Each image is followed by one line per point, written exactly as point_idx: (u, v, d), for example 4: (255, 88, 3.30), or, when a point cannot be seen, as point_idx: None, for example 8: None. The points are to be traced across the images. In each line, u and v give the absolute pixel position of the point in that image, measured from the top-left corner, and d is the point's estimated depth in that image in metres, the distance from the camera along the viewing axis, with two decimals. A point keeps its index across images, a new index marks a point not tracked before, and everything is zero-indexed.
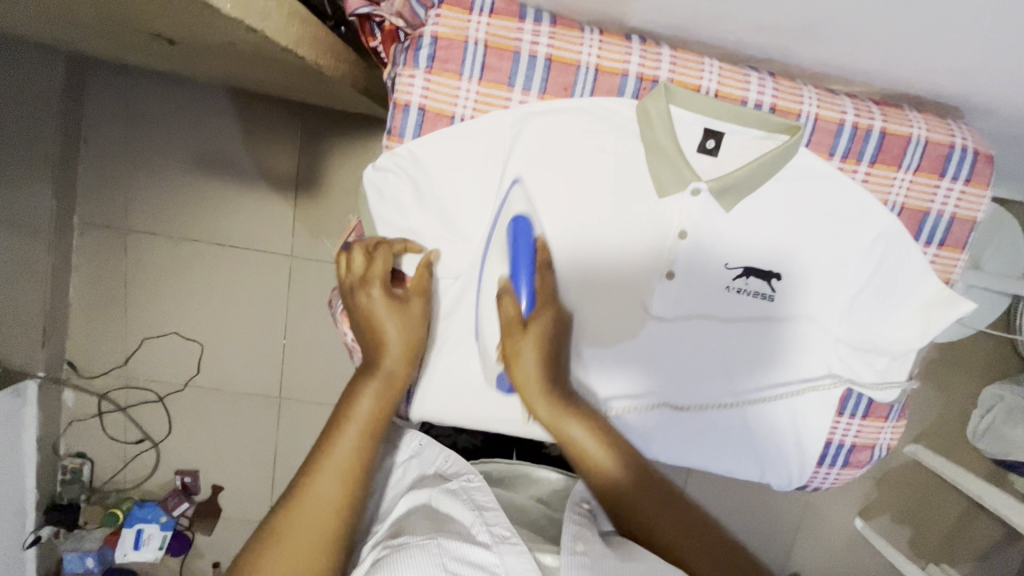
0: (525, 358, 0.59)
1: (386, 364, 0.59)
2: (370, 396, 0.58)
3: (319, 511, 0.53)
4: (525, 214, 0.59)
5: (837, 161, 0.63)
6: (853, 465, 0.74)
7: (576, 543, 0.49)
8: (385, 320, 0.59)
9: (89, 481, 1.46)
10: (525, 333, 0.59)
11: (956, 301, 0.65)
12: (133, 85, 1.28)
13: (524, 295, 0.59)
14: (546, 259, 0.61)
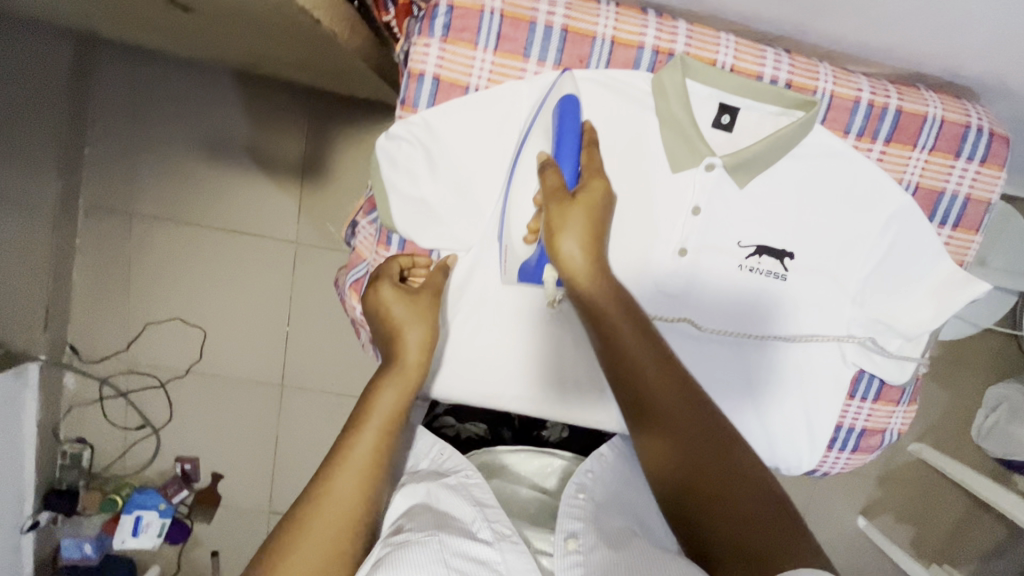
0: (571, 234, 0.55)
1: (406, 354, 0.55)
2: (391, 389, 0.54)
3: (335, 515, 0.48)
4: (574, 95, 0.57)
5: (852, 139, 0.63)
6: (864, 449, 0.74)
7: (569, 538, 0.48)
8: (401, 314, 0.56)
9: (88, 466, 1.45)
10: (576, 204, 0.55)
11: (968, 282, 0.65)
12: (143, 68, 1.29)
13: (567, 170, 0.56)
14: (592, 137, 0.58)
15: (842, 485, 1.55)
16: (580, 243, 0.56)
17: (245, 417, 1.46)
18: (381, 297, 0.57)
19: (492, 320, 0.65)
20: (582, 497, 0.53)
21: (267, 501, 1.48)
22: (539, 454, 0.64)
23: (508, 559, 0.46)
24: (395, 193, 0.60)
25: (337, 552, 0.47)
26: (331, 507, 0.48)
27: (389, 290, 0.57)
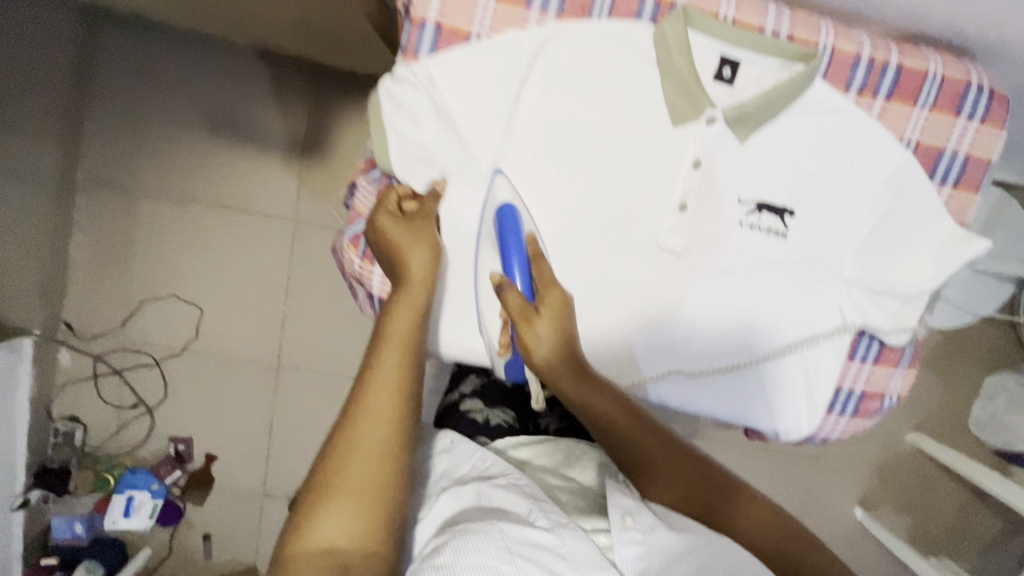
0: (546, 344, 0.58)
1: (413, 273, 0.57)
2: (404, 307, 0.55)
3: (374, 435, 0.49)
4: (510, 203, 0.59)
5: (853, 95, 0.63)
6: (863, 414, 0.73)
7: (627, 515, 0.50)
8: (405, 238, 0.58)
9: (81, 445, 1.43)
10: (540, 316, 0.58)
11: (967, 239, 0.65)
12: (147, 43, 1.29)
13: (522, 283, 0.59)
14: (537, 249, 0.60)
15: (841, 476, 1.54)
16: (556, 348, 0.58)
17: (240, 397, 1.44)
18: (379, 224, 0.59)
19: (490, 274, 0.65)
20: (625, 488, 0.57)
21: (261, 484, 1.46)
22: (563, 448, 0.68)
23: (567, 543, 0.47)
24: (396, 137, 0.60)
25: (382, 465, 0.48)
26: (369, 426, 0.49)
27: (386, 217, 0.59)
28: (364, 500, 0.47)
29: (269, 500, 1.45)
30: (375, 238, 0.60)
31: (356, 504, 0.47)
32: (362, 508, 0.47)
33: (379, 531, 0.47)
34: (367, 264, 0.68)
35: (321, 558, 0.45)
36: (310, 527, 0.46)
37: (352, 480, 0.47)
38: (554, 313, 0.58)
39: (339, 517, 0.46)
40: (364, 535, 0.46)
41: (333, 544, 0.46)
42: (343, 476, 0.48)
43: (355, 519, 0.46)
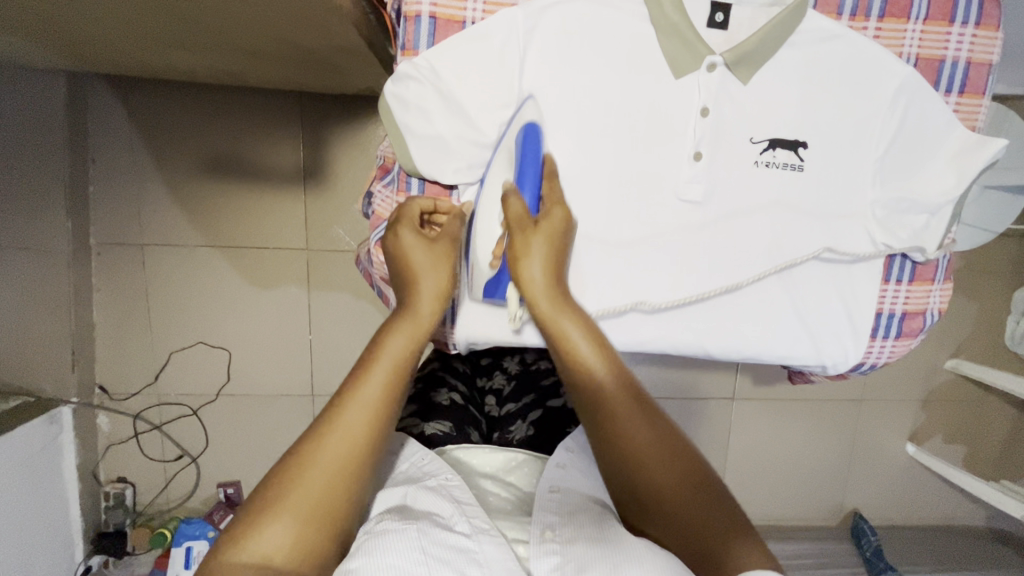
0: (536, 258, 0.60)
1: (420, 304, 0.60)
2: (401, 334, 0.59)
3: (339, 456, 0.54)
4: (536, 122, 0.60)
5: (846, 20, 0.63)
6: (908, 334, 0.72)
7: (546, 529, 0.58)
8: (420, 260, 0.60)
9: (133, 505, 1.45)
10: (536, 232, 0.60)
11: (984, 142, 0.65)
12: (138, 101, 1.31)
13: (528, 198, 0.60)
14: (553, 168, 0.62)
15: (884, 414, 1.53)
16: (544, 269, 0.60)
17: (280, 431, 1.46)
18: (400, 241, 0.60)
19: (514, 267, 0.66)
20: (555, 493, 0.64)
21: None
22: (503, 450, 0.79)
23: (484, 546, 0.56)
24: (411, 135, 0.61)
25: (339, 488, 0.54)
26: (336, 455, 0.54)
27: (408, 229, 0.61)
28: (306, 522, 0.51)
29: None
30: (391, 246, 0.61)
31: (303, 522, 0.51)
32: (307, 532, 0.51)
33: (313, 560, 0.51)
34: None
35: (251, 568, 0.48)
36: (250, 519, 0.51)
37: (307, 499, 0.52)
38: (548, 230, 0.60)
39: (283, 530, 0.50)
40: (290, 556, 0.50)
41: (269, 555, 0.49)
42: (298, 491, 0.52)
43: (296, 540, 0.50)
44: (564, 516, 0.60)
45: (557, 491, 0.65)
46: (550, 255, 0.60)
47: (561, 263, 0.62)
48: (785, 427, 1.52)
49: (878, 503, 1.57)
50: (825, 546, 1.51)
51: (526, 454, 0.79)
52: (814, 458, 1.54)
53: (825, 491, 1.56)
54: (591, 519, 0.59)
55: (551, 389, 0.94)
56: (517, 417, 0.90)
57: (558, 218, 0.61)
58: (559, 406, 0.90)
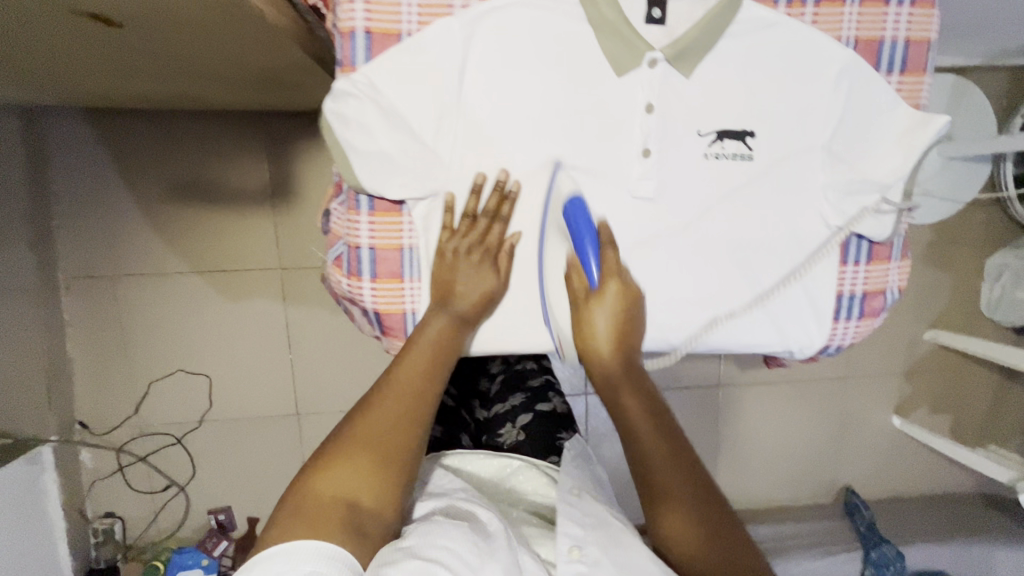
0: (600, 325, 0.64)
1: (465, 304, 0.64)
2: (438, 325, 0.63)
3: (389, 429, 0.60)
4: (577, 194, 0.62)
5: (783, 8, 0.63)
6: (870, 314, 0.73)
7: (573, 547, 0.59)
8: (480, 281, 0.64)
9: (123, 539, 1.43)
10: (600, 301, 0.63)
11: (929, 119, 0.65)
12: (93, 130, 1.28)
13: (592, 265, 0.62)
14: (610, 236, 0.63)
15: (869, 389, 1.55)
16: (607, 332, 0.64)
17: (267, 452, 1.45)
18: (477, 270, 0.64)
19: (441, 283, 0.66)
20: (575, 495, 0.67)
21: None
22: (499, 457, 0.79)
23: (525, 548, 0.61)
24: (353, 152, 0.59)
25: (393, 452, 0.59)
26: (389, 425, 0.60)
27: (447, 239, 0.64)
28: (371, 475, 0.58)
29: None
30: (453, 259, 0.64)
31: (372, 473, 0.58)
32: (375, 482, 0.58)
33: (379, 506, 0.58)
34: (355, 281, 0.65)
35: (335, 506, 0.56)
36: (324, 465, 0.58)
37: (376, 454, 0.58)
38: (606, 303, 0.63)
39: (358, 476, 0.57)
40: (358, 498, 0.57)
41: (349, 496, 0.57)
42: (367, 444, 0.59)
43: (365, 485, 0.57)
44: (589, 531, 0.61)
45: (576, 494, 0.67)
46: (614, 321, 0.64)
47: (627, 324, 0.65)
48: (772, 409, 1.52)
49: (869, 477, 1.59)
50: (819, 523, 1.52)
51: (520, 460, 0.79)
52: (803, 437, 1.55)
53: (817, 469, 1.57)
54: (611, 531, 0.62)
55: (539, 390, 0.97)
56: (507, 420, 0.92)
57: (617, 289, 0.63)
58: (548, 409, 0.94)
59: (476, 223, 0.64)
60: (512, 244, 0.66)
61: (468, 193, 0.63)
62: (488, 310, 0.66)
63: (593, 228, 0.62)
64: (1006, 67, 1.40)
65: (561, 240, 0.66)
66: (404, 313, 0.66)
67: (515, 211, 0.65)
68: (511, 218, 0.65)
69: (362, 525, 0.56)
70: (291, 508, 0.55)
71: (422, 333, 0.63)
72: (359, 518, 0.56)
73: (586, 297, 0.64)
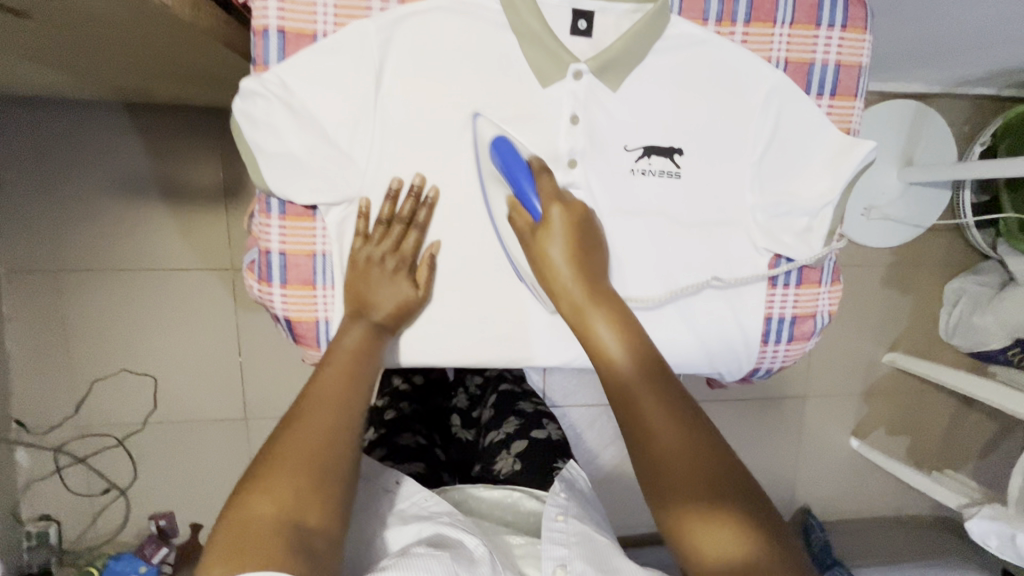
0: (553, 260, 0.60)
1: (382, 308, 0.62)
2: (354, 328, 0.61)
3: (310, 434, 0.53)
4: (500, 136, 0.60)
5: (712, 26, 0.63)
6: (800, 337, 0.72)
7: (558, 567, 0.58)
8: (396, 288, 0.62)
9: (58, 543, 1.37)
10: (549, 236, 0.60)
11: (856, 143, 0.65)
12: (38, 118, 1.23)
13: (531, 202, 0.59)
14: (542, 164, 0.60)
15: (828, 411, 1.54)
16: (562, 265, 0.60)
17: (214, 457, 1.40)
18: (393, 279, 0.62)
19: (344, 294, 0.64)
20: (562, 519, 0.63)
21: None
22: (499, 487, 0.78)
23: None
24: (261, 154, 0.58)
25: (319, 458, 0.52)
26: (308, 431, 0.53)
27: (359, 246, 0.62)
28: (302, 489, 0.50)
29: None
30: (364, 266, 0.62)
31: (307, 480, 0.50)
32: (307, 495, 0.50)
33: (320, 521, 0.50)
34: (264, 286, 0.63)
35: (274, 529, 0.47)
36: (248, 496, 0.49)
37: (312, 462, 0.51)
38: (555, 236, 0.60)
39: (292, 489, 0.50)
40: (290, 517, 0.49)
41: (289, 515, 0.49)
42: (303, 458, 0.51)
43: (292, 502, 0.49)
44: (573, 547, 0.61)
45: (562, 518, 0.64)
46: (569, 251, 0.60)
47: (583, 251, 0.61)
48: (732, 428, 1.51)
49: (828, 499, 1.58)
50: None
51: (521, 490, 0.77)
52: (763, 457, 1.54)
53: (777, 490, 1.56)
54: (595, 547, 0.62)
55: (531, 417, 0.99)
56: (502, 449, 0.92)
57: (561, 215, 0.60)
58: (543, 436, 0.95)
59: (389, 230, 0.62)
60: (431, 252, 0.64)
61: (384, 199, 0.62)
62: (407, 320, 0.65)
63: (525, 165, 0.60)
64: (968, 96, 1.41)
65: (500, 185, 0.62)
66: (315, 322, 0.64)
67: (432, 219, 0.64)
68: (429, 224, 0.64)
69: (312, 544, 0.48)
70: (225, 547, 0.47)
71: (338, 339, 0.60)
72: (303, 534, 0.48)
73: (531, 234, 0.60)
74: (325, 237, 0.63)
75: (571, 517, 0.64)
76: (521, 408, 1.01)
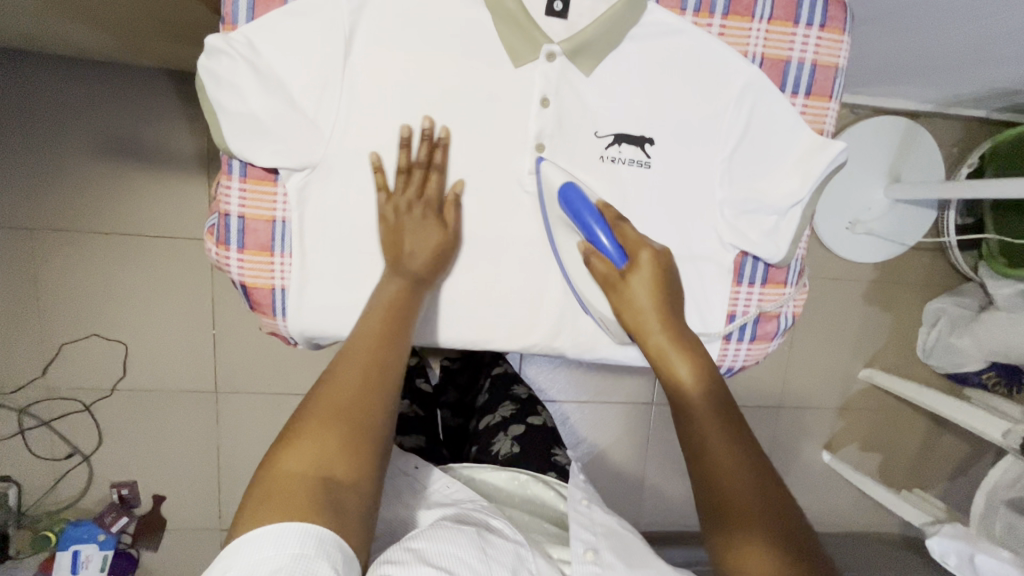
0: (639, 299, 0.63)
1: (416, 264, 0.62)
2: (391, 282, 0.61)
3: (346, 391, 0.54)
4: (569, 181, 0.61)
5: (690, 16, 0.62)
6: (763, 337, 0.71)
7: (588, 550, 0.58)
8: (426, 234, 0.62)
9: (16, 506, 1.33)
10: (631, 279, 0.62)
11: (827, 144, 0.64)
12: (20, 71, 1.20)
13: (605, 241, 0.61)
14: (616, 213, 0.62)
15: (802, 422, 1.54)
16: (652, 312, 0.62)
17: (181, 429, 1.36)
18: (419, 220, 0.62)
19: (361, 243, 0.64)
20: (586, 503, 0.65)
21: (217, 515, 1.40)
22: (507, 469, 0.79)
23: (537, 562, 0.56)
24: (223, 113, 0.57)
25: (353, 414, 0.53)
26: (344, 387, 0.54)
27: (384, 201, 0.62)
28: (333, 443, 0.51)
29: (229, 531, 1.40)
30: (397, 216, 0.62)
31: (340, 434, 0.52)
32: (336, 450, 0.51)
33: (351, 475, 0.50)
34: (222, 250, 0.63)
35: (307, 482, 0.48)
36: (283, 448, 0.51)
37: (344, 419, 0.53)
38: (643, 277, 0.62)
39: (325, 446, 0.51)
40: (316, 472, 0.49)
41: (320, 469, 0.50)
42: (336, 414, 0.53)
43: (324, 456, 0.50)
44: (601, 537, 0.60)
45: (587, 503, 0.66)
46: (654, 291, 0.63)
47: (669, 294, 0.63)
48: None
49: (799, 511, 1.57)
50: None
51: (528, 473, 0.78)
52: None
53: None
54: (624, 539, 0.61)
55: (528, 402, 0.99)
56: (500, 431, 0.91)
57: (649, 259, 0.63)
58: (539, 423, 0.94)
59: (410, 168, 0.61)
60: (455, 192, 0.63)
61: (398, 148, 0.61)
62: (443, 268, 0.64)
63: (594, 207, 0.61)
64: (958, 117, 1.41)
65: (569, 231, 0.64)
66: (270, 289, 0.64)
67: (449, 160, 0.63)
68: (449, 167, 0.63)
69: (340, 499, 0.49)
70: (258, 494, 0.48)
71: (377, 295, 0.61)
72: (332, 487, 0.49)
73: (619, 276, 0.62)
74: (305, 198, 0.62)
75: (594, 505, 0.65)
76: (517, 393, 1.01)
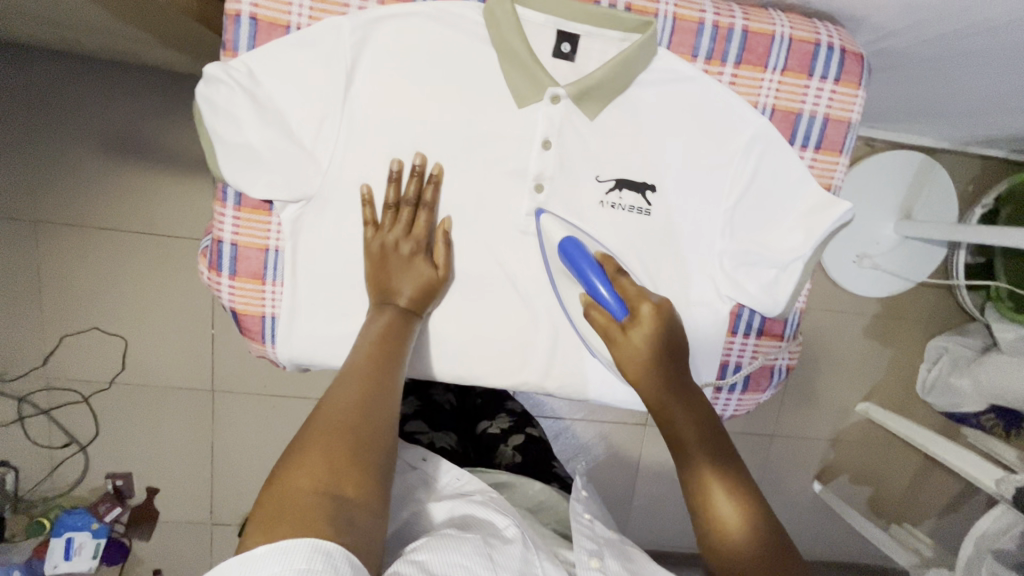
0: (641, 353, 0.57)
1: (404, 294, 0.61)
2: (378, 313, 0.61)
3: (339, 415, 0.51)
4: (570, 236, 0.60)
5: (701, 64, 0.61)
6: (755, 388, 0.72)
7: (593, 557, 0.53)
8: (412, 270, 0.61)
9: (13, 491, 1.34)
10: (633, 333, 0.57)
11: (834, 201, 0.63)
12: (33, 65, 1.20)
13: (611, 301, 0.57)
14: (616, 265, 0.59)
15: (796, 450, 1.53)
16: (650, 361, 0.57)
17: (175, 425, 1.37)
18: (398, 248, 0.61)
19: (348, 275, 0.63)
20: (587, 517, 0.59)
21: (208, 512, 1.41)
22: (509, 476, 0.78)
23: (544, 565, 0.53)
24: (220, 143, 0.56)
25: (349, 433, 0.49)
26: (337, 412, 0.51)
27: (371, 235, 0.61)
28: (334, 463, 0.47)
29: (219, 527, 1.41)
30: (384, 248, 0.61)
31: (343, 455, 0.48)
32: (342, 467, 0.47)
33: (358, 493, 0.47)
34: (214, 275, 0.63)
35: (315, 498, 0.45)
36: (283, 474, 0.47)
37: (349, 434, 0.49)
38: (646, 333, 0.56)
39: (329, 464, 0.47)
40: (323, 491, 0.45)
41: (326, 486, 0.46)
42: (336, 434, 0.49)
43: (331, 475, 0.46)
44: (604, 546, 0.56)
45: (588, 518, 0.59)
46: (657, 346, 0.57)
47: (672, 346, 0.58)
48: None
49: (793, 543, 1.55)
50: None
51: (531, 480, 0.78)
52: None
53: None
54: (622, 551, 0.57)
55: (523, 416, 0.98)
56: (501, 442, 0.91)
57: (650, 313, 0.57)
58: (536, 435, 0.95)
59: (392, 202, 0.61)
60: (444, 229, 0.63)
61: (387, 181, 0.61)
62: (431, 302, 0.63)
63: (595, 262, 0.58)
64: (975, 155, 1.38)
65: (572, 282, 0.62)
66: (261, 317, 0.64)
67: (439, 197, 0.62)
68: (439, 203, 0.63)
69: (353, 516, 0.45)
70: (269, 509, 0.44)
71: (365, 326, 0.60)
72: (344, 505, 0.45)
73: (618, 329, 0.57)
74: (294, 227, 0.61)
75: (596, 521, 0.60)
76: (511, 407, 1.00)
